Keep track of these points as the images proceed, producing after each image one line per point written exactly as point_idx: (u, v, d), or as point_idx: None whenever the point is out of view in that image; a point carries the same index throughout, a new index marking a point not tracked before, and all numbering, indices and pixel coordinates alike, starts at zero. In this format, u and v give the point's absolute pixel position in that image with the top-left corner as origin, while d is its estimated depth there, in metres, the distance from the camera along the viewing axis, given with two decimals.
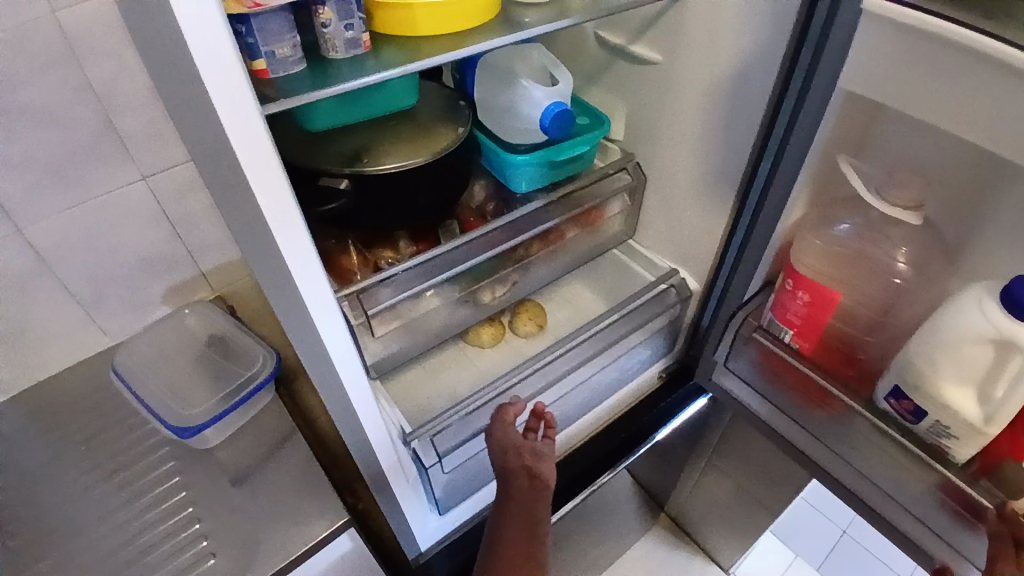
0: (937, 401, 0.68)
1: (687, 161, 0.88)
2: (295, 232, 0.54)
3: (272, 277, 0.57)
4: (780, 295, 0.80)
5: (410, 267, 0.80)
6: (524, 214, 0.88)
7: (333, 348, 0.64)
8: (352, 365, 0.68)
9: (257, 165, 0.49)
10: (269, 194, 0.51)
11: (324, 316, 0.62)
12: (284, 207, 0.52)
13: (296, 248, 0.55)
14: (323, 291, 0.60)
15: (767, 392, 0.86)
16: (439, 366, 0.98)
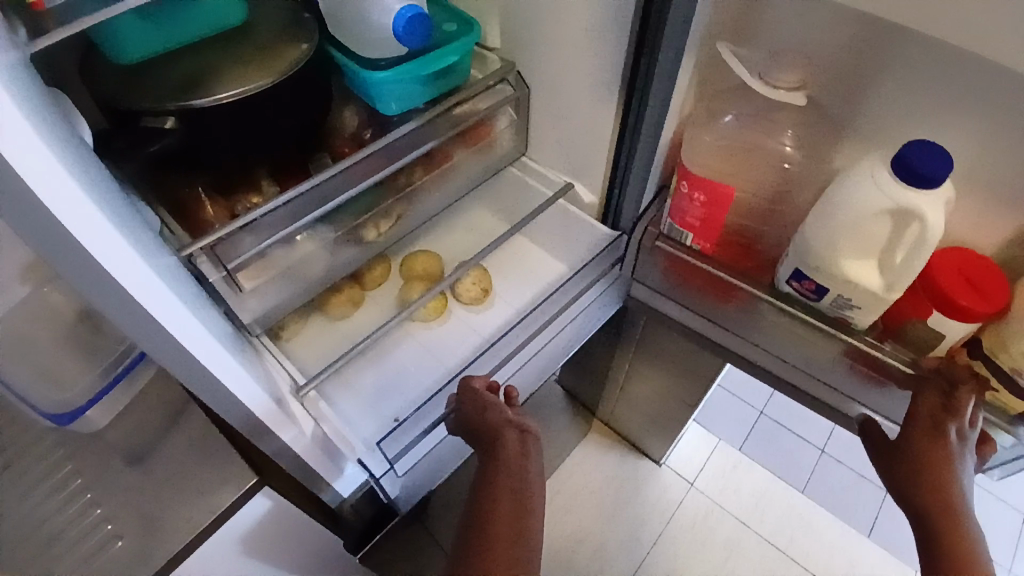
0: (835, 275, 0.64)
1: (569, 65, 0.81)
2: (89, 216, 0.45)
3: (77, 265, 0.47)
4: (675, 198, 0.70)
5: (273, 210, 0.72)
6: (397, 138, 0.80)
7: (175, 331, 0.56)
8: (206, 344, 0.60)
9: (15, 145, 0.39)
10: (42, 178, 0.41)
11: (156, 302, 0.53)
12: (63, 189, 0.43)
13: (96, 233, 0.46)
14: (148, 275, 0.52)
15: (676, 295, 0.83)
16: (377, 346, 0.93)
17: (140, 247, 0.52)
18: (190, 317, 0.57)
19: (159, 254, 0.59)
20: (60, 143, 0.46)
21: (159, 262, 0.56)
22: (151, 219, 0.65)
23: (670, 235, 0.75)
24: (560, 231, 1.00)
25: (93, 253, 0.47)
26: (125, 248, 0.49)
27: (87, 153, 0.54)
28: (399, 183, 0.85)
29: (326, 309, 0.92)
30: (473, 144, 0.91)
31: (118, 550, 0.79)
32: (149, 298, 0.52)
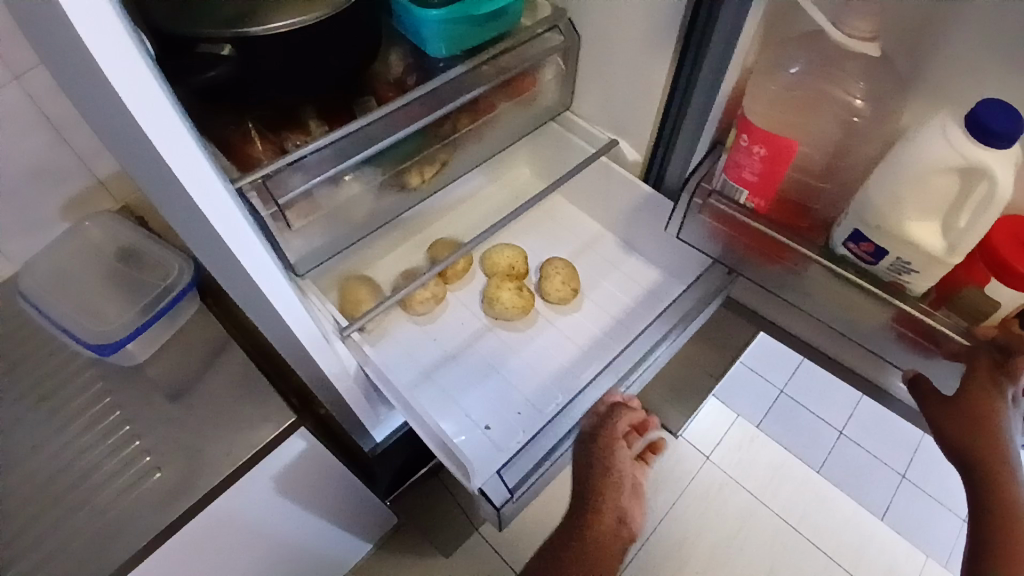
0: (896, 236, 0.61)
1: (626, 11, 0.79)
2: (157, 103, 0.46)
3: (148, 153, 0.50)
4: (733, 152, 0.69)
5: (321, 148, 0.71)
6: (446, 81, 0.78)
7: (233, 241, 0.59)
8: (256, 254, 0.61)
9: (107, 46, 0.41)
10: (113, 59, 0.42)
11: (212, 200, 0.54)
12: (135, 74, 0.43)
13: (161, 123, 0.47)
14: (205, 173, 0.52)
15: (737, 263, 0.78)
16: (435, 315, 0.95)
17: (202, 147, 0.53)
18: (243, 222, 0.58)
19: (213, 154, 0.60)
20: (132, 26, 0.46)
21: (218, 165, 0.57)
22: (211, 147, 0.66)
23: (724, 192, 0.72)
24: (602, 190, 0.99)
25: (154, 143, 0.48)
26: (186, 142, 0.49)
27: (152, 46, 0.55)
28: (444, 132, 0.83)
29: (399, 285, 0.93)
30: (516, 96, 0.89)
31: (157, 481, 0.81)
32: (213, 209, 0.55)
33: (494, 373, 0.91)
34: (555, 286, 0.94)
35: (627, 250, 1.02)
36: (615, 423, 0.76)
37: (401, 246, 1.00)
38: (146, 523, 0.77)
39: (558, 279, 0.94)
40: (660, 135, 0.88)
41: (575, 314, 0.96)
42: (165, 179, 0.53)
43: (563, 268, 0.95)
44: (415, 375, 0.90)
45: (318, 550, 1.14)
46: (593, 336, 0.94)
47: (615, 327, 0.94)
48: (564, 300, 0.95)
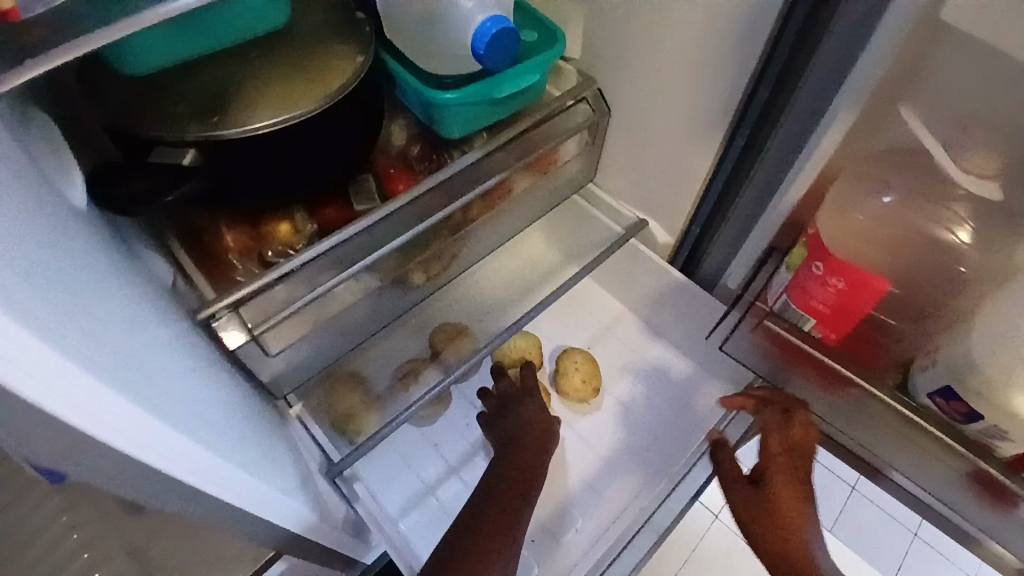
0: (1002, 404, 0.51)
1: (669, 91, 0.70)
2: (89, 392, 0.30)
3: (97, 470, 0.34)
4: (799, 275, 0.61)
5: (310, 259, 0.61)
6: (457, 171, 0.67)
7: (222, 494, 0.44)
8: (245, 489, 0.47)
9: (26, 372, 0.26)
10: (42, 380, 0.27)
11: (180, 461, 0.38)
12: (47, 369, 0.27)
13: (97, 411, 0.31)
14: (168, 436, 0.36)
15: (782, 384, 0.70)
16: (436, 415, 0.85)
17: (153, 398, 0.37)
18: (219, 460, 0.43)
19: (168, 364, 0.44)
20: (34, 270, 0.30)
21: (180, 398, 0.42)
22: (168, 316, 0.51)
23: (781, 314, 0.64)
24: (627, 271, 0.90)
25: (118, 451, 0.33)
26: (135, 416, 0.33)
27: (67, 244, 0.38)
28: (455, 221, 0.71)
29: (402, 392, 0.81)
30: (536, 176, 0.77)
31: None
32: (198, 475, 0.41)
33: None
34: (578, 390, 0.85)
35: (650, 335, 0.93)
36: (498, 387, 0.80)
37: (399, 331, 0.88)
38: None
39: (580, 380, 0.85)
40: (699, 218, 0.79)
41: (591, 414, 0.87)
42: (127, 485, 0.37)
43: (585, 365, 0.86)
44: (411, 493, 0.80)
45: None
46: (614, 441, 0.85)
47: (641, 435, 0.84)
48: (587, 399, 0.86)
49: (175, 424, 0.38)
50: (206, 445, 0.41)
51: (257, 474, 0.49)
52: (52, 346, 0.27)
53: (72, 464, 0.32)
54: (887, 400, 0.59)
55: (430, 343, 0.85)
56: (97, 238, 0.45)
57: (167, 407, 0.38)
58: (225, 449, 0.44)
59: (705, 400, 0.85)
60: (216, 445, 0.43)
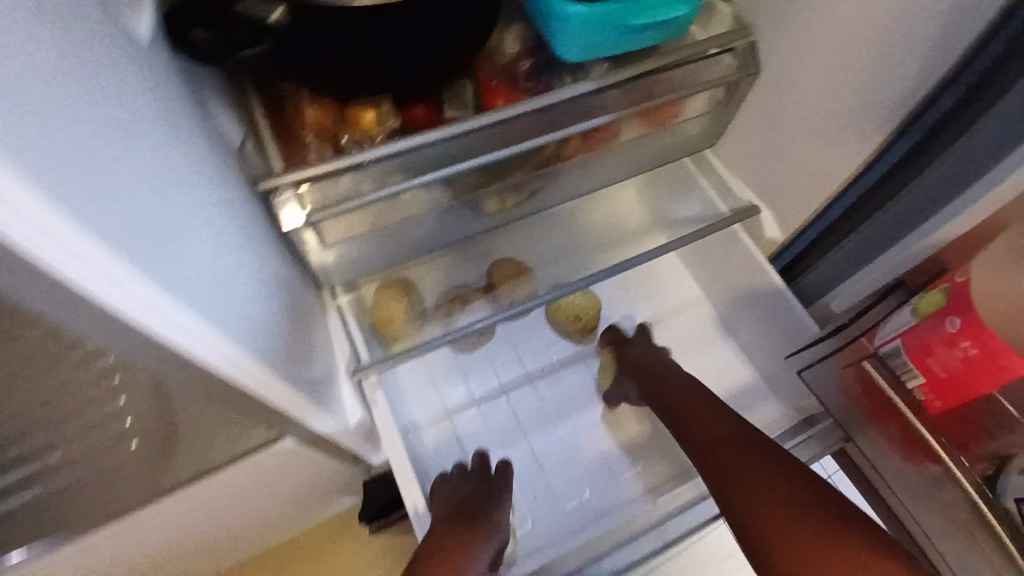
0: None
1: (835, 62, 0.59)
2: (83, 249, 0.27)
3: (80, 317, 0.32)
4: (923, 326, 0.51)
5: (387, 156, 0.56)
6: (570, 98, 0.59)
7: (218, 367, 0.42)
8: (244, 368, 0.45)
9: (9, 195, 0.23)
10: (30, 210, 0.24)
11: (174, 326, 0.36)
12: (37, 218, 0.25)
13: (98, 269, 0.29)
14: (166, 307, 0.35)
15: (855, 434, 0.61)
16: (474, 345, 0.82)
17: (165, 264, 0.34)
18: (225, 342, 0.41)
19: (205, 231, 0.41)
20: (65, 107, 0.27)
21: (197, 261, 0.39)
22: (227, 179, 0.49)
23: (884, 360, 0.56)
24: (719, 258, 0.81)
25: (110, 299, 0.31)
26: (141, 285, 0.32)
27: (128, 85, 0.36)
28: (547, 153, 0.63)
29: (445, 317, 0.77)
30: (650, 127, 0.67)
31: None
32: (192, 343, 0.38)
33: (519, 434, 0.79)
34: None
35: (720, 330, 0.85)
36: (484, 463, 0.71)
37: (456, 255, 0.82)
38: (104, 496, 0.69)
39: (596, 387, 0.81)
40: (823, 218, 0.69)
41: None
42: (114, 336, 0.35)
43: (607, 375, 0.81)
44: (432, 413, 0.79)
45: (297, 524, 1.06)
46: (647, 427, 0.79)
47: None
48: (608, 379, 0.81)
49: (175, 288, 0.35)
50: (205, 316, 0.39)
51: (265, 360, 0.48)
52: (49, 197, 0.25)
53: (61, 314, 0.31)
54: (968, 491, 0.51)
55: (488, 275, 0.81)
56: (161, 83, 0.42)
57: (181, 278, 0.36)
58: (234, 329, 0.43)
59: (758, 418, 0.77)
60: (227, 324, 0.42)
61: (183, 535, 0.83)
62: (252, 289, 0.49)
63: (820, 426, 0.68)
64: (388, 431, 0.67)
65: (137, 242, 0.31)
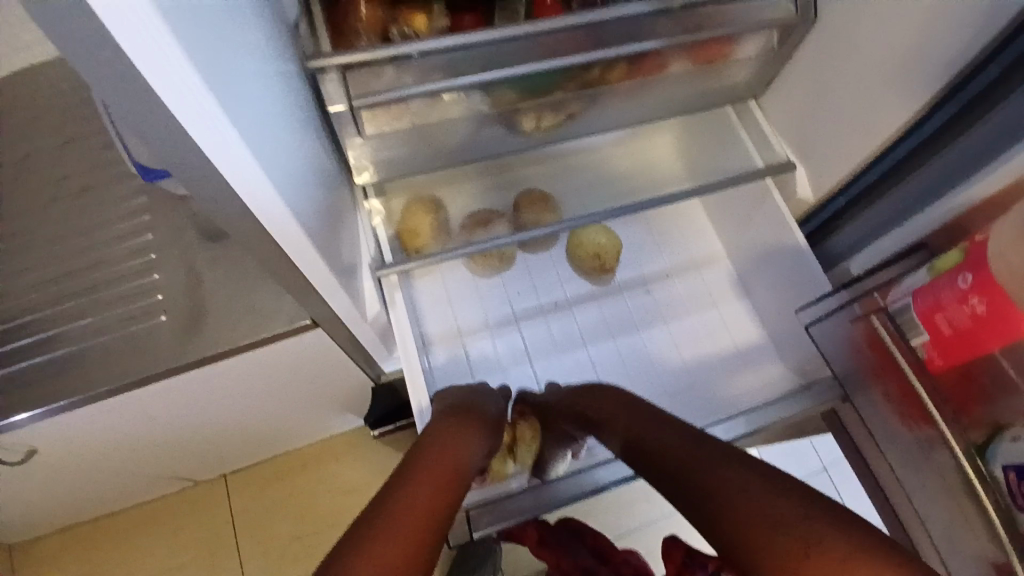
0: None
1: (893, 14, 0.57)
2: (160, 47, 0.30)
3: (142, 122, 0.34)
4: (937, 282, 0.51)
5: (431, 52, 0.56)
6: (623, 17, 0.58)
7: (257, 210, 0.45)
8: (281, 218, 0.47)
9: None
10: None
11: (224, 152, 0.38)
12: (128, 3, 0.27)
13: (169, 69, 0.31)
14: (221, 129, 0.37)
15: (853, 393, 0.61)
16: (491, 269, 0.83)
17: (225, 92, 0.37)
18: (266, 184, 0.44)
19: (257, 81, 0.44)
20: None
21: (246, 99, 0.41)
22: (283, 52, 0.52)
23: (893, 317, 0.56)
24: (744, 215, 0.80)
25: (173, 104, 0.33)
26: (201, 97, 0.34)
27: None
28: (589, 77, 0.64)
29: (468, 235, 0.78)
30: (695, 64, 0.67)
31: (159, 323, 0.76)
32: (236, 175, 0.41)
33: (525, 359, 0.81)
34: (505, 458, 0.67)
35: (736, 289, 0.85)
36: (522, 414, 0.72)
37: (484, 178, 0.83)
38: (129, 362, 0.74)
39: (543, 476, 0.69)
40: (857, 182, 0.68)
41: (639, 332, 0.82)
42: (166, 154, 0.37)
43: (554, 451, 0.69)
44: (443, 328, 0.81)
45: (304, 429, 1.11)
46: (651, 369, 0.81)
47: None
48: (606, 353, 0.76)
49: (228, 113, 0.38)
50: (251, 151, 0.41)
51: (302, 222, 0.51)
52: None
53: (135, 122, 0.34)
54: (958, 456, 0.52)
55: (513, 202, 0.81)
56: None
57: (233, 107, 0.38)
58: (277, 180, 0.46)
59: (762, 376, 0.77)
60: (268, 169, 0.44)
61: (197, 415, 0.88)
62: (291, 153, 0.51)
63: (820, 381, 0.68)
64: (401, 332, 0.69)
65: (200, 54, 0.33)
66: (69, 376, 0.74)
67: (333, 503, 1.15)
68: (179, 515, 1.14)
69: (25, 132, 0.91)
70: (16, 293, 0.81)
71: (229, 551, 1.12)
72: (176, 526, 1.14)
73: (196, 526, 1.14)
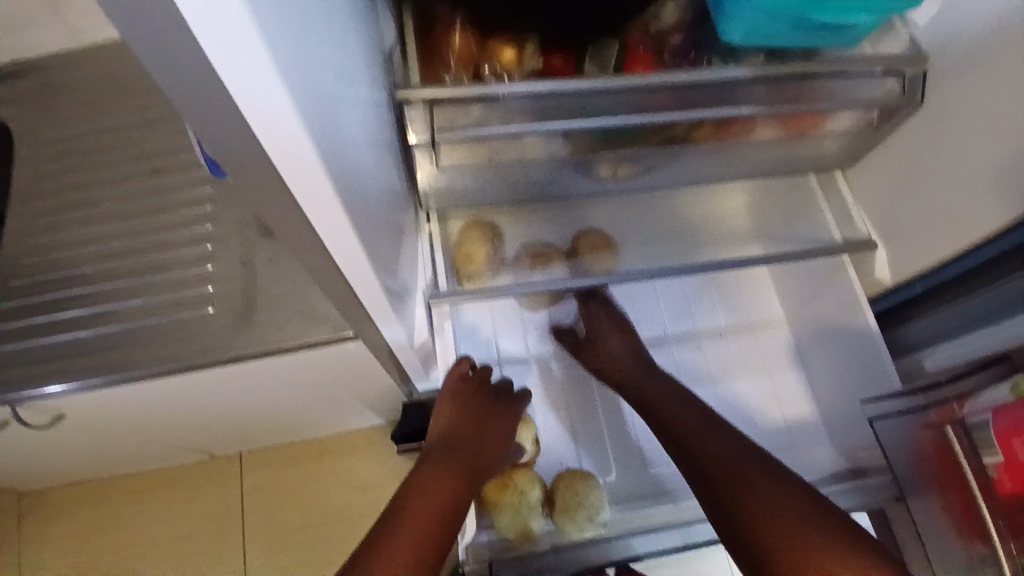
0: None
1: (1010, 113, 0.54)
2: (274, 109, 0.29)
3: (245, 175, 0.33)
4: (1019, 405, 0.49)
5: (522, 94, 0.55)
6: (718, 80, 0.57)
7: (333, 251, 0.44)
8: (356, 256, 0.46)
9: (231, 49, 0.25)
10: (240, 69, 0.26)
11: (316, 204, 0.38)
12: (258, 77, 0.27)
13: (281, 136, 0.31)
14: (322, 183, 0.36)
15: (908, 495, 0.59)
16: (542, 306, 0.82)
17: (327, 144, 0.36)
18: (352, 229, 0.42)
19: (353, 121, 0.43)
20: None
21: (344, 145, 0.40)
22: (378, 82, 0.50)
23: (968, 431, 0.54)
24: (813, 287, 0.77)
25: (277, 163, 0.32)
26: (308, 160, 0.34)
27: None
28: (675, 132, 0.61)
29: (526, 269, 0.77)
30: (786, 131, 0.64)
31: (207, 314, 0.77)
32: (324, 222, 0.40)
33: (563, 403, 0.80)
34: (537, 489, 0.69)
35: (789, 361, 0.82)
36: (566, 485, 0.71)
37: (547, 213, 0.82)
38: (174, 349, 0.74)
39: (590, 517, 0.67)
40: (939, 274, 0.65)
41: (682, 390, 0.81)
42: (257, 196, 0.36)
43: (597, 490, 0.70)
44: (485, 358, 0.81)
45: (326, 425, 1.11)
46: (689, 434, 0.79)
47: None
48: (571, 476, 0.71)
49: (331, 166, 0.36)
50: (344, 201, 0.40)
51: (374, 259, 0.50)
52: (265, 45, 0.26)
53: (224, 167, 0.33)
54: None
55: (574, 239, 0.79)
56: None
57: (334, 160, 0.37)
58: (361, 223, 0.45)
59: (806, 457, 0.75)
60: (355, 212, 0.43)
61: (227, 403, 0.88)
62: (372, 187, 0.50)
63: (873, 479, 0.63)
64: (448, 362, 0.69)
65: (313, 119, 0.32)
66: (114, 354, 0.75)
67: (341, 502, 1.15)
68: (191, 490, 1.16)
69: (103, 104, 0.92)
70: (74, 262, 0.83)
71: (235, 534, 1.13)
72: (186, 501, 1.15)
73: (206, 504, 1.15)
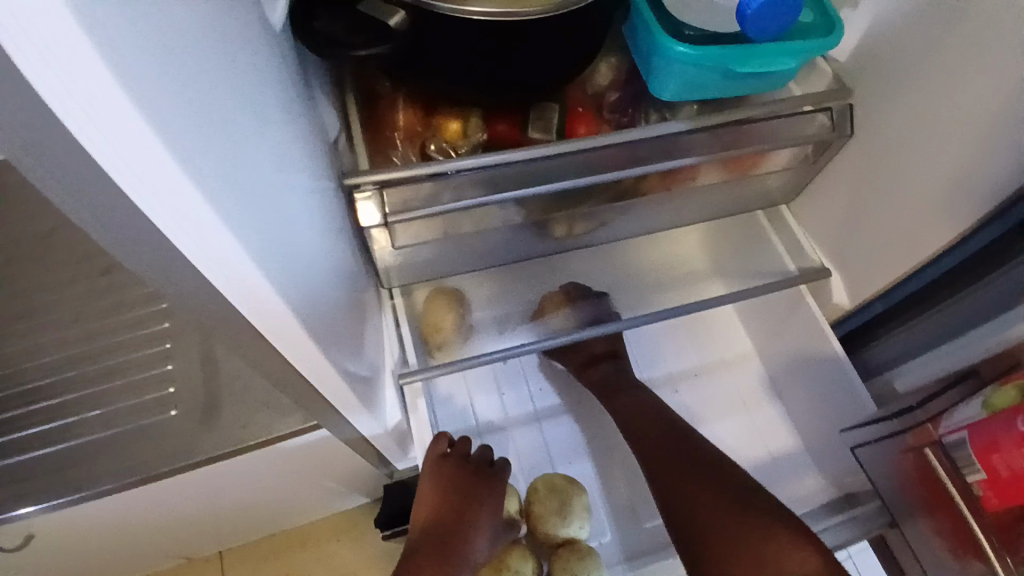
0: None
1: (934, 138, 0.57)
2: (209, 235, 0.29)
3: (182, 288, 0.33)
4: (992, 421, 0.49)
5: (471, 168, 0.56)
6: (659, 135, 0.59)
7: (282, 346, 0.43)
8: (305, 349, 0.45)
9: (154, 186, 0.25)
10: (167, 202, 0.26)
11: (257, 306, 0.37)
12: (188, 208, 0.27)
13: (215, 255, 0.30)
14: (261, 287, 0.35)
15: (902, 519, 0.59)
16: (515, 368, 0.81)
17: (269, 249, 0.36)
18: (297, 323, 0.41)
19: (298, 216, 0.43)
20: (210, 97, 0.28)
21: (288, 244, 0.39)
22: (322, 170, 0.51)
23: (947, 451, 0.54)
24: (777, 319, 0.79)
25: (213, 279, 0.32)
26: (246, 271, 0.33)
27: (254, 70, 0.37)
28: (623, 187, 0.63)
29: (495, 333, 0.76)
30: (729, 174, 0.66)
31: (170, 418, 0.73)
32: (268, 320, 0.39)
33: (548, 465, 0.78)
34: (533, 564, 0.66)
35: (766, 393, 0.82)
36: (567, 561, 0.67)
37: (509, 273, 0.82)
38: (136, 457, 0.70)
39: None
40: (895, 293, 0.66)
41: None
42: (200, 307, 0.35)
43: (598, 570, 0.65)
44: (463, 428, 0.79)
45: (305, 514, 1.06)
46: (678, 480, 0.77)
47: None
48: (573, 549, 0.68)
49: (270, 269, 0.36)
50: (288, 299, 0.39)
51: (327, 346, 0.48)
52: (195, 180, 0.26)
53: (164, 281, 0.31)
54: None
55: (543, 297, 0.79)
56: (278, 67, 0.44)
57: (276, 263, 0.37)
58: (310, 315, 0.44)
59: (797, 488, 0.74)
60: (302, 307, 0.42)
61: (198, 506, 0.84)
62: (324, 275, 0.49)
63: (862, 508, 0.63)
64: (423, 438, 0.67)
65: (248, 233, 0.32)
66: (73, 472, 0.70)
67: None
68: None
69: (49, 210, 0.91)
70: (24, 377, 0.79)
71: None
72: None
73: None
